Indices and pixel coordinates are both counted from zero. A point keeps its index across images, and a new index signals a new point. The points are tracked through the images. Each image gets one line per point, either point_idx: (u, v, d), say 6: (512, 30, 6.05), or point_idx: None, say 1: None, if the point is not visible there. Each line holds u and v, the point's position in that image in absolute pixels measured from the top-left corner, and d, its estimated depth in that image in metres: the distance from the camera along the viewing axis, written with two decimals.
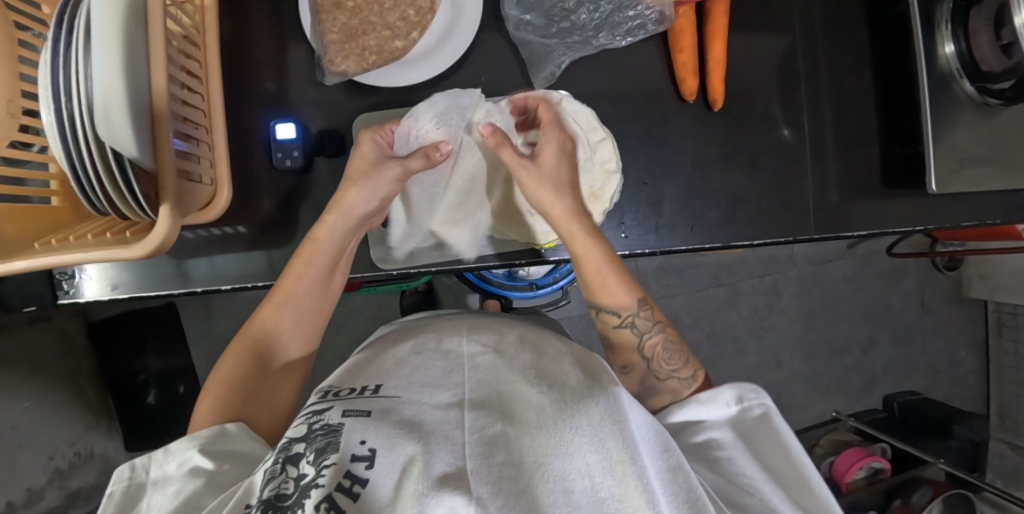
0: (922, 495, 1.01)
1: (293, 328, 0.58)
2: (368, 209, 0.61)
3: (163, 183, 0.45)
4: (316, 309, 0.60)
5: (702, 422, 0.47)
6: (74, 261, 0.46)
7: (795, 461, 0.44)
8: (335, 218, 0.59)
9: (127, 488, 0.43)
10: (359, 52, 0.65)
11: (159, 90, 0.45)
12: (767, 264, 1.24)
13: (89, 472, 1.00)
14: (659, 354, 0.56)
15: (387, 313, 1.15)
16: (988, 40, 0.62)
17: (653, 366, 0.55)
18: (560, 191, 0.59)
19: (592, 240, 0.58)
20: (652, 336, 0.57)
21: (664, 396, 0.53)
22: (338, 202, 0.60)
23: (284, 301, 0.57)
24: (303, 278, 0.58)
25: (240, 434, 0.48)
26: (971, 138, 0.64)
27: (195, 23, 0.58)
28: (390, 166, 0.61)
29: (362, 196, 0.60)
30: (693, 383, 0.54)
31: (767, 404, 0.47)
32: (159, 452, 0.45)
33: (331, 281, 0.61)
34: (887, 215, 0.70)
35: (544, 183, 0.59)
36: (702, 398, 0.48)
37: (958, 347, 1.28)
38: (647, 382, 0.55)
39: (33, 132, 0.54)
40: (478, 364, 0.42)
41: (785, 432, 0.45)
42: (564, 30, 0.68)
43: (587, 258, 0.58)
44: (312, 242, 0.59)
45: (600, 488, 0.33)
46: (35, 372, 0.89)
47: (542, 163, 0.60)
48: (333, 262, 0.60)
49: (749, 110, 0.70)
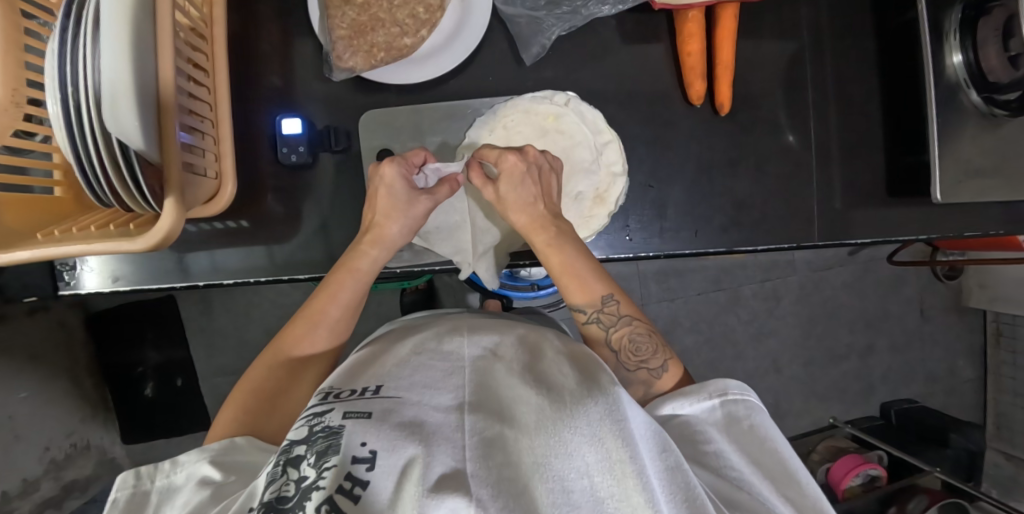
0: (918, 503, 1.02)
1: (325, 345, 0.59)
2: (405, 241, 0.63)
3: (168, 175, 0.45)
4: (343, 328, 0.60)
5: (680, 416, 0.46)
6: (77, 252, 0.46)
7: (780, 453, 0.43)
8: (378, 252, 0.61)
9: (131, 496, 0.43)
10: (367, 49, 0.64)
11: (165, 80, 0.44)
12: (767, 269, 1.25)
13: (84, 463, 0.99)
14: (626, 347, 0.55)
15: (386, 310, 1.15)
16: (996, 51, 0.62)
17: (622, 359, 0.55)
18: (518, 208, 0.59)
19: (553, 242, 0.59)
20: (618, 329, 0.56)
21: (637, 387, 0.53)
22: (377, 235, 0.61)
23: (317, 321, 0.58)
24: (340, 302, 0.59)
25: (249, 446, 0.48)
26: (977, 149, 0.64)
27: (202, 15, 0.58)
28: (424, 201, 0.61)
29: (401, 231, 0.62)
30: (664, 373, 0.53)
31: (750, 401, 0.46)
32: (168, 463, 0.45)
33: (362, 301, 0.62)
34: (889, 223, 0.70)
35: (508, 203, 0.60)
36: (685, 392, 0.47)
37: (956, 356, 1.28)
38: (618, 374, 0.54)
39: (37, 122, 0.54)
40: (478, 368, 0.41)
41: (770, 429, 0.44)
42: (550, 4, 0.67)
43: (553, 261, 0.59)
44: (351, 270, 0.60)
45: (599, 488, 0.33)
46: (33, 362, 0.89)
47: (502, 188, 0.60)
48: (363, 290, 0.61)
49: (755, 115, 0.70)
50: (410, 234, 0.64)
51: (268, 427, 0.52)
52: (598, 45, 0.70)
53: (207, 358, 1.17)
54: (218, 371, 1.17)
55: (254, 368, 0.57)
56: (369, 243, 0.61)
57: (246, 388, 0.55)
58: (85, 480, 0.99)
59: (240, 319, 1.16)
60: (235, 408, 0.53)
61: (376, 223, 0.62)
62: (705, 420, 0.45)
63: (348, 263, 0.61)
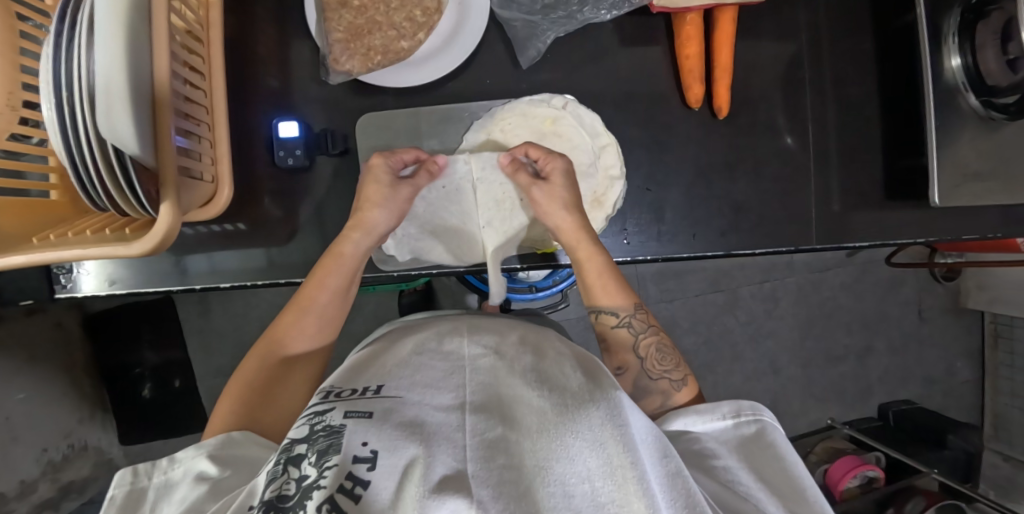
0: (915, 505, 1.02)
1: (316, 336, 0.59)
2: (389, 227, 0.63)
3: (164, 178, 0.44)
4: (333, 317, 0.60)
5: (691, 432, 0.47)
6: (72, 257, 0.45)
7: (790, 471, 0.43)
8: (358, 236, 0.61)
9: (128, 492, 0.42)
10: (364, 52, 0.64)
11: (161, 81, 0.44)
12: (766, 270, 1.25)
13: (82, 464, 0.99)
14: (653, 354, 0.56)
15: (385, 312, 1.15)
16: (994, 54, 0.62)
17: (646, 366, 0.55)
18: (568, 207, 0.61)
19: (595, 248, 0.60)
20: (647, 336, 0.58)
21: (655, 398, 0.53)
22: (359, 220, 0.61)
23: (305, 307, 0.59)
24: (326, 288, 0.59)
25: (246, 440, 0.48)
26: (974, 152, 0.64)
27: (199, 17, 0.57)
28: (406, 189, 0.63)
29: (385, 217, 0.62)
30: (683, 386, 0.54)
31: (763, 420, 0.46)
32: (165, 460, 0.44)
33: (349, 292, 0.61)
34: (888, 226, 0.70)
35: (555, 202, 0.61)
36: (699, 409, 0.48)
37: (954, 357, 1.28)
38: (639, 382, 0.55)
39: (33, 125, 0.53)
40: (479, 368, 0.41)
41: (783, 447, 0.45)
42: (547, 6, 0.67)
43: (591, 262, 0.60)
44: (337, 256, 0.60)
45: (600, 493, 0.33)
46: (30, 364, 0.89)
47: (554, 184, 0.62)
48: (353, 273, 0.61)
49: (753, 118, 0.70)
50: (395, 222, 0.63)
51: (267, 421, 0.53)
52: (596, 48, 0.70)
53: (205, 359, 1.16)
54: (216, 372, 1.17)
55: (248, 360, 0.57)
56: (351, 227, 0.61)
57: (243, 380, 0.55)
58: (82, 482, 0.99)
59: (238, 320, 1.16)
60: (231, 401, 0.54)
61: (357, 209, 0.62)
62: (718, 439, 0.46)
63: (332, 248, 0.60)
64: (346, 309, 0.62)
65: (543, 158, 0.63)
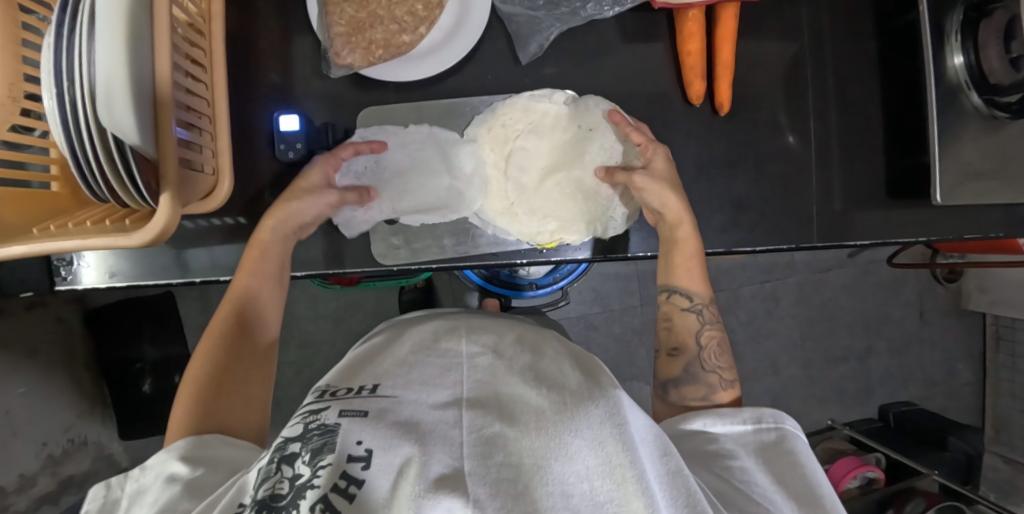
0: (916, 505, 1.01)
1: (255, 328, 0.59)
2: (307, 218, 0.62)
3: (164, 170, 0.44)
4: (269, 306, 0.61)
5: (713, 433, 0.47)
6: (71, 247, 0.45)
7: (808, 480, 0.43)
8: (275, 221, 0.61)
9: (103, 504, 0.44)
10: (365, 46, 0.64)
11: (163, 75, 0.44)
12: (767, 270, 1.25)
13: (82, 459, 1.00)
14: (712, 346, 0.58)
15: (386, 309, 1.16)
16: (997, 53, 0.61)
17: (703, 355, 0.57)
18: (671, 189, 0.61)
19: (693, 232, 0.61)
20: (712, 328, 0.59)
21: (700, 387, 0.55)
22: (277, 208, 0.61)
23: (239, 300, 0.59)
24: (253, 277, 0.60)
25: (217, 442, 0.48)
26: (978, 151, 0.64)
27: (201, 11, 0.57)
28: (332, 197, 0.63)
29: (305, 207, 0.61)
30: (729, 388, 0.56)
31: (784, 427, 0.46)
32: (136, 469, 0.45)
33: (282, 278, 0.63)
34: (890, 225, 0.69)
35: (660, 184, 0.61)
36: (720, 412, 0.49)
37: (955, 359, 1.28)
38: (690, 368, 0.56)
39: (35, 117, 0.53)
40: (475, 365, 0.41)
41: (803, 454, 0.44)
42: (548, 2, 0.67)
43: (684, 249, 0.61)
44: (257, 243, 0.61)
45: (599, 492, 0.32)
46: (28, 358, 0.89)
47: (655, 168, 0.63)
48: (281, 260, 0.62)
49: (755, 115, 0.70)
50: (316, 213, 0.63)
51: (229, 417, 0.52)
52: (598, 45, 0.69)
53: None
54: None
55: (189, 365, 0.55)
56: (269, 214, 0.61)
57: (191, 381, 0.53)
58: (82, 476, 0.99)
59: None
60: (184, 403, 0.52)
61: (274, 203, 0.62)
62: (737, 442, 0.46)
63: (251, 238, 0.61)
64: (280, 300, 0.63)
65: (644, 146, 0.64)
